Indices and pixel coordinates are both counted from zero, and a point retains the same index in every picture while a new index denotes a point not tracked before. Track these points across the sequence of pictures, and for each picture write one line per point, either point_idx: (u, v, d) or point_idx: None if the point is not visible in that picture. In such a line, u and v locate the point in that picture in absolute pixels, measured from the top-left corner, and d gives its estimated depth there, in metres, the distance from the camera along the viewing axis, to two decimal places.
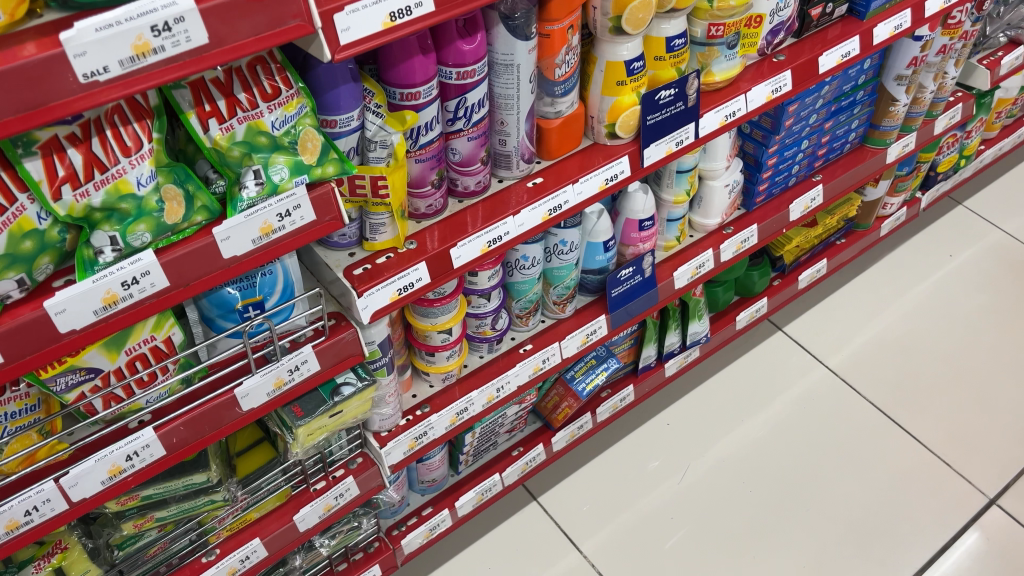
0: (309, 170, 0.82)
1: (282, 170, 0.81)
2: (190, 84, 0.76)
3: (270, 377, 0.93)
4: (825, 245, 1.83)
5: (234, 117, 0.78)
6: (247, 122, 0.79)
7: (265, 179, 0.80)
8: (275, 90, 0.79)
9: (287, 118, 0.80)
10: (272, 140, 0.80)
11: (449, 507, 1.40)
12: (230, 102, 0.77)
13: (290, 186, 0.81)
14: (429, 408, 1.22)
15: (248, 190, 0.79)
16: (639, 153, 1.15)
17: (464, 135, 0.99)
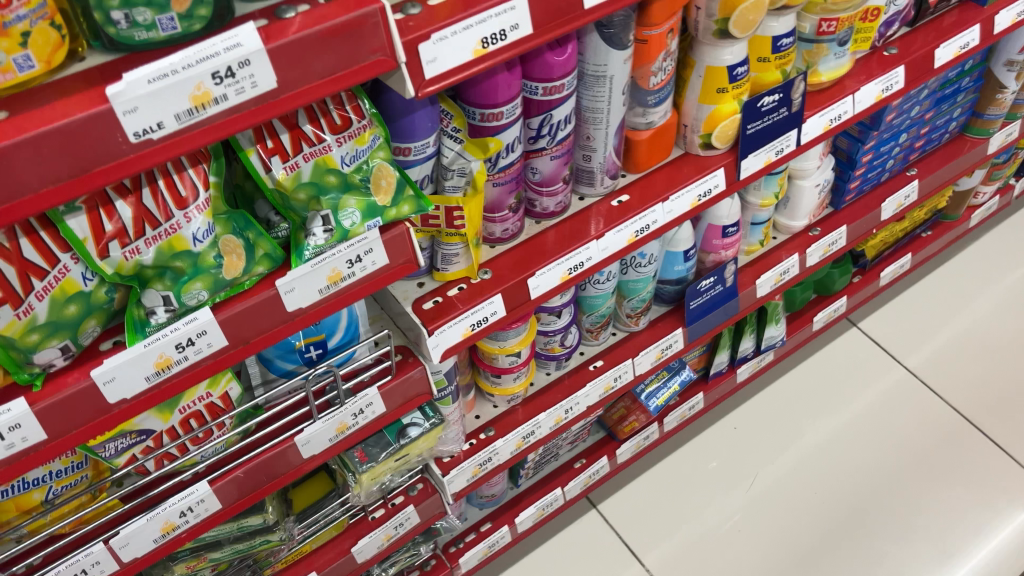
0: (383, 211, 0.73)
1: (354, 214, 0.71)
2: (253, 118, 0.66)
3: (333, 423, 0.85)
4: (911, 239, 1.71)
5: (299, 153, 0.68)
6: (314, 159, 0.69)
7: (335, 225, 0.70)
8: (345, 120, 0.70)
9: (359, 152, 0.71)
10: (342, 179, 0.71)
11: (508, 522, 1.33)
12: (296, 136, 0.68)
13: (362, 231, 0.72)
14: (494, 431, 1.14)
15: (317, 238, 0.70)
16: (735, 164, 1.03)
17: (547, 154, 0.89)
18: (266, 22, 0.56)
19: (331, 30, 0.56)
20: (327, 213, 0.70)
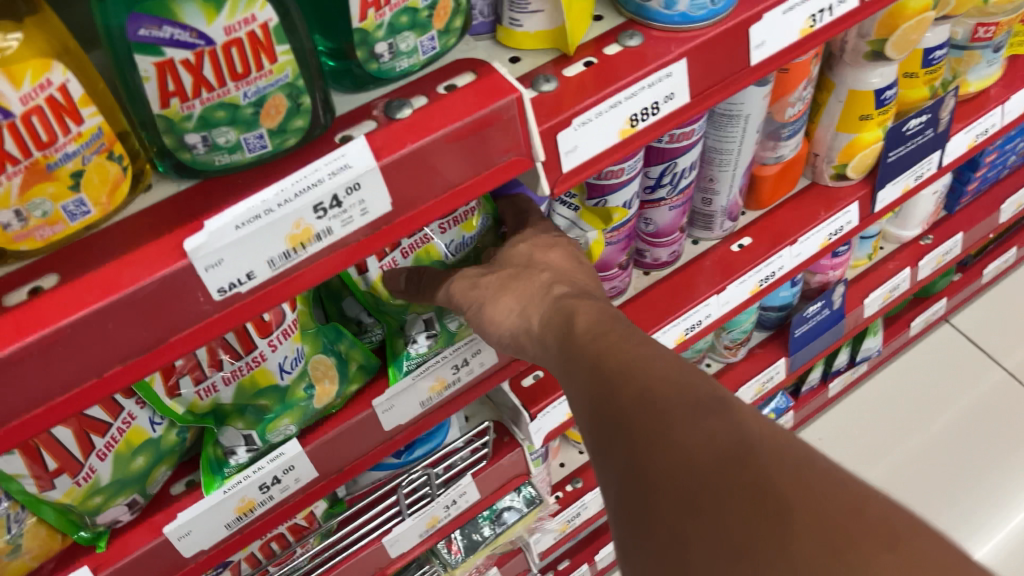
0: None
1: (460, 314, 0.60)
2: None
3: (424, 518, 0.75)
4: (1015, 230, 1.55)
5: (395, 249, 0.57)
6: (413, 253, 0.58)
7: (438, 330, 0.60)
8: None
9: (465, 238, 0.59)
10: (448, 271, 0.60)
11: (587, 560, 1.23)
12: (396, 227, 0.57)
13: (470, 332, 0.61)
14: (582, 483, 1.03)
15: (417, 346, 0.59)
16: (869, 196, 0.89)
17: (665, 204, 0.76)
18: (377, 126, 0.43)
19: (458, 133, 0.44)
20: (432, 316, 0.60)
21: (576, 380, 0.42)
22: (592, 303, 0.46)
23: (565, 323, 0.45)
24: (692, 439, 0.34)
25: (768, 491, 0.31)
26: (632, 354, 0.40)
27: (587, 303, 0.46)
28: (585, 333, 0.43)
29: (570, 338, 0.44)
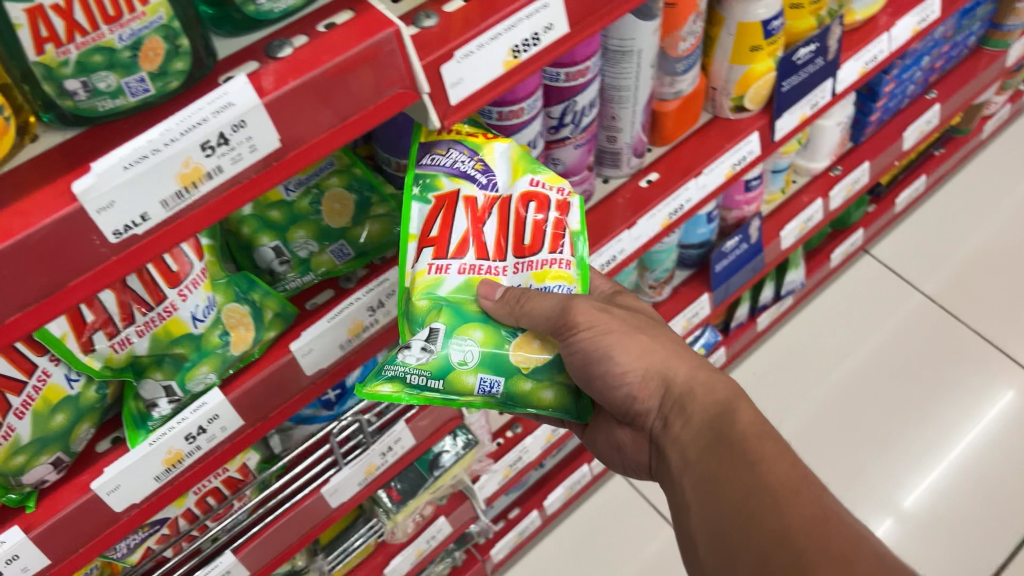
0: (513, 376, 0.59)
1: (470, 347, 0.58)
2: (438, 199, 0.60)
3: (361, 466, 0.77)
4: (924, 159, 1.62)
5: (458, 259, 0.60)
6: (467, 275, 0.60)
7: (437, 349, 0.58)
8: (532, 245, 0.60)
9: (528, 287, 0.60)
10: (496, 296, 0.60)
11: (537, 506, 1.27)
12: (472, 246, 0.60)
13: (468, 380, 0.58)
14: (522, 428, 1.06)
15: (408, 355, 0.58)
16: (769, 126, 0.93)
17: (570, 143, 0.78)
18: (259, 66, 0.45)
19: (340, 67, 0.45)
20: (443, 329, 0.58)
21: (736, 458, 0.54)
22: (746, 401, 0.59)
23: (725, 416, 0.58)
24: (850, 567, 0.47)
25: None
26: (785, 474, 0.52)
27: (742, 401, 0.59)
28: (748, 426, 0.56)
29: (732, 427, 0.57)
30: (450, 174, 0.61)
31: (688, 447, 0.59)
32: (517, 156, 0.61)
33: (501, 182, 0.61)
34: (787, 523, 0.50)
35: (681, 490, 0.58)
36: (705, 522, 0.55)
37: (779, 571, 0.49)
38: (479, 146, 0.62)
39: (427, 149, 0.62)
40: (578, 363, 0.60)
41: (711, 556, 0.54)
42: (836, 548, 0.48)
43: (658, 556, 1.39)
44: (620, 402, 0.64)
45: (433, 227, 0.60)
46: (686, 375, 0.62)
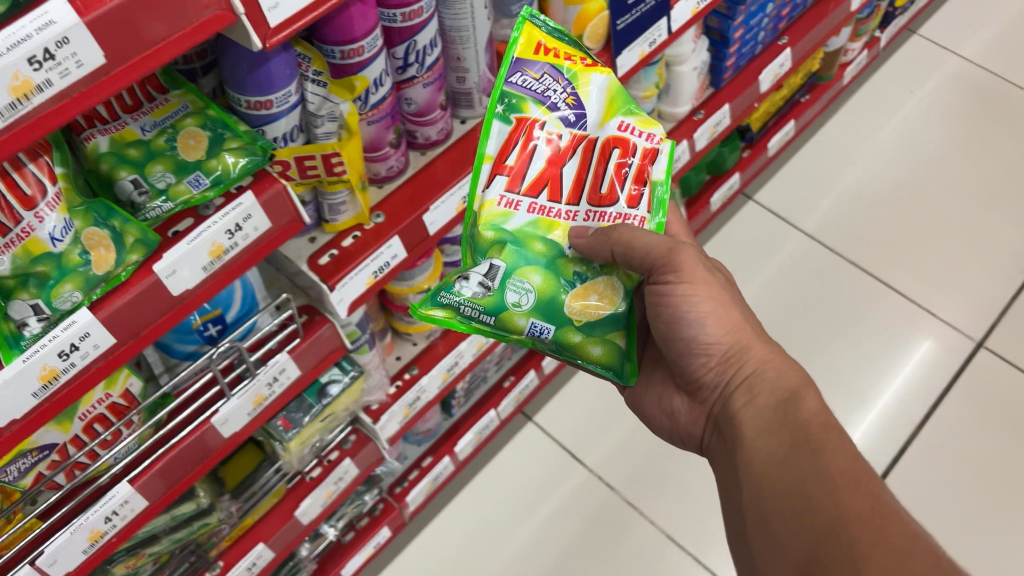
0: (565, 327, 0.75)
1: (525, 292, 0.74)
2: (518, 121, 0.72)
3: (248, 396, 0.82)
4: (791, 105, 1.73)
5: (539, 198, 0.74)
6: (536, 216, 0.74)
7: (494, 287, 0.73)
8: (609, 193, 0.75)
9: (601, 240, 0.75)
10: (558, 244, 0.75)
11: (449, 453, 1.33)
12: (547, 186, 0.74)
13: (519, 320, 0.74)
14: (418, 369, 1.12)
15: (466, 287, 0.74)
16: (611, 63, 1.01)
17: (418, 82, 0.85)
18: None
19: None
20: (502, 268, 0.73)
21: (800, 440, 0.65)
22: (813, 393, 0.70)
23: (791, 401, 0.70)
24: (874, 540, 0.56)
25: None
26: (843, 462, 0.62)
27: (808, 392, 0.70)
28: (812, 415, 0.67)
29: (799, 414, 0.68)
30: (540, 102, 0.72)
31: (751, 419, 0.71)
32: (611, 91, 0.75)
33: (590, 123, 0.74)
34: (841, 509, 0.59)
35: (742, 447, 0.70)
36: (765, 477, 0.65)
37: (822, 538, 0.59)
38: (573, 77, 0.74)
39: (519, 68, 0.72)
40: (664, 312, 0.75)
41: (765, 512, 0.64)
42: (884, 529, 0.57)
43: (572, 493, 1.49)
44: (697, 363, 0.77)
45: (511, 155, 0.72)
46: (762, 358, 0.74)
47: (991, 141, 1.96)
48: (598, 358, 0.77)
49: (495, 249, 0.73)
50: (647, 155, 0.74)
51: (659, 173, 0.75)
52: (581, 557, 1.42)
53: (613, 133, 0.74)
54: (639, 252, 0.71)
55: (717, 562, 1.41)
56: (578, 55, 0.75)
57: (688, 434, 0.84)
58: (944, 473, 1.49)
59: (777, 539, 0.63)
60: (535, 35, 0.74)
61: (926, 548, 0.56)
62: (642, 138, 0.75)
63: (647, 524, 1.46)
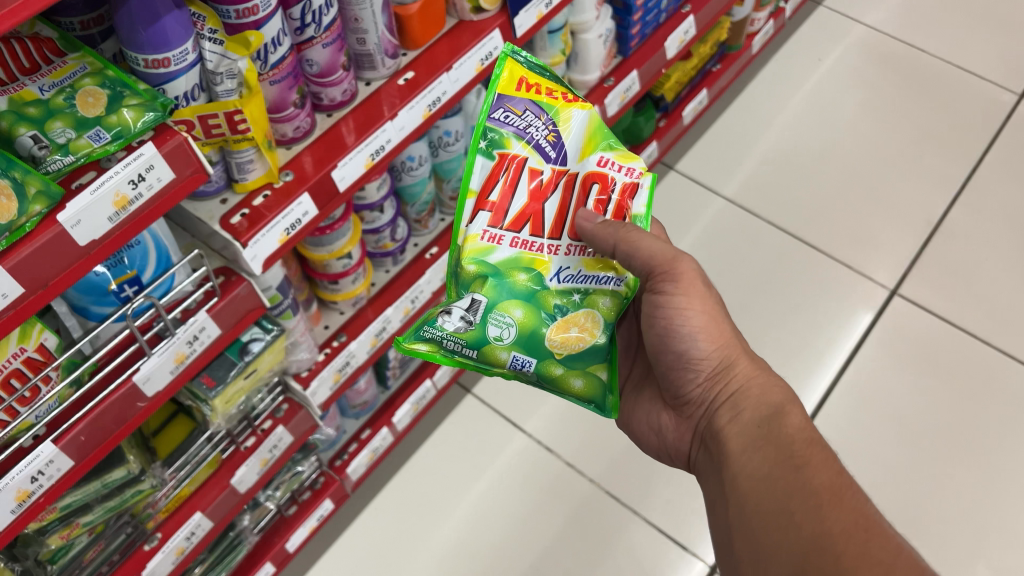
0: (548, 360, 0.79)
1: (507, 327, 0.78)
2: (500, 158, 0.76)
3: (169, 355, 0.84)
4: (703, 75, 1.79)
5: (520, 232, 0.78)
6: (518, 249, 0.78)
7: (475, 322, 0.77)
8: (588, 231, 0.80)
9: (579, 272, 0.80)
10: (536, 278, 0.79)
11: (388, 424, 1.36)
12: (529, 220, 0.78)
13: (502, 354, 0.78)
14: (346, 336, 1.15)
15: (449, 321, 0.77)
16: (509, 24, 1.06)
17: (318, 42, 0.88)
18: None
19: None
20: (483, 303, 0.77)
21: (786, 455, 0.72)
22: (795, 409, 0.77)
23: (776, 415, 0.76)
24: (857, 551, 0.64)
25: None
26: (827, 476, 0.69)
27: (791, 407, 0.77)
28: (796, 430, 0.74)
29: (783, 429, 0.75)
30: (522, 138, 0.77)
31: (737, 433, 0.78)
32: (590, 126, 0.79)
33: (571, 159, 0.79)
34: (827, 524, 0.66)
35: (728, 460, 0.77)
36: (753, 491, 0.72)
37: (809, 553, 0.65)
38: (554, 113, 0.78)
39: (501, 106, 0.77)
40: (660, 323, 0.83)
41: (749, 523, 0.71)
42: (867, 543, 0.64)
43: (514, 458, 1.53)
44: (687, 376, 0.84)
45: (493, 192, 0.77)
46: (748, 373, 0.81)
47: (902, 100, 2.06)
48: (580, 390, 0.81)
49: (477, 284, 0.78)
50: (628, 191, 0.80)
51: (641, 207, 0.81)
52: (526, 518, 1.46)
53: (593, 169, 0.79)
54: (645, 255, 0.77)
55: (659, 515, 1.47)
56: (559, 91, 0.79)
57: (670, 447, 0.90)
58: (866, 412, 1.59)
59: (762, 551, 0.69)
60: (518, 72, 0.79)
61: (906, 562, 0.63)
62: (623, 174, 0.80)
63: (588, 482, 1.50)
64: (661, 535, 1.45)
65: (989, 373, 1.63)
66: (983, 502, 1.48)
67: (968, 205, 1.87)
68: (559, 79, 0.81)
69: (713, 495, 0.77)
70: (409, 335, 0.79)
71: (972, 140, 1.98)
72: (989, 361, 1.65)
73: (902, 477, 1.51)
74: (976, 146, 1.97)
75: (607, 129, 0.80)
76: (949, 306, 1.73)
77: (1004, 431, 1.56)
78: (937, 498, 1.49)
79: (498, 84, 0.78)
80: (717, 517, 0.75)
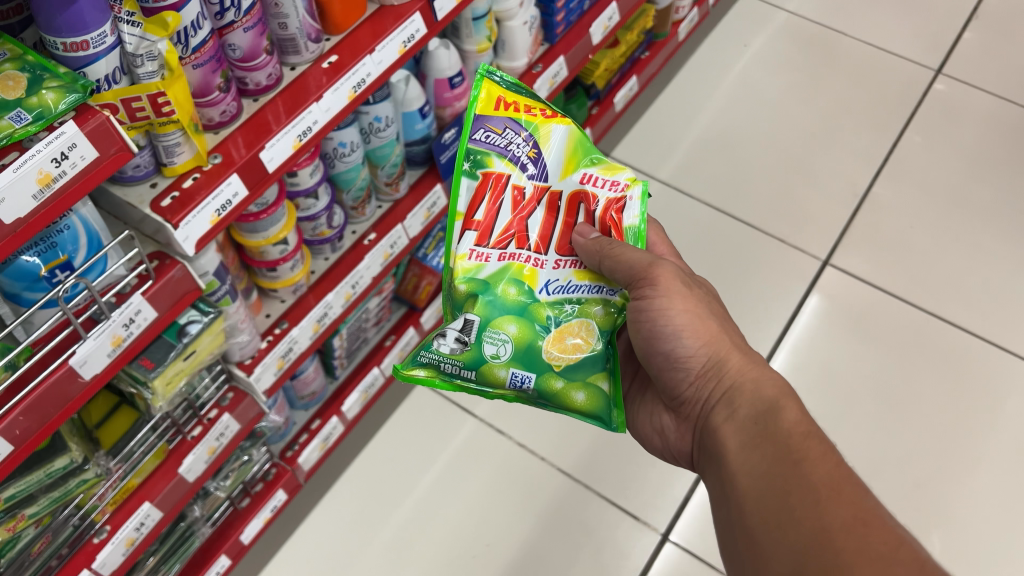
0: (546, 374, 0.85)
1: (502, 345, 0.84)
2: (484, 176, 0.86)
3: (106, 338, 0.85)
4: (632, 63, 1.85)
5: (509, 247, 0.87)
6: (506, 263, 0.87)
7: (470, 342, 0.85)
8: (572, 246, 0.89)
9: (566, 284, 0.88)
10: (528, 292, 0.86)
11: (337, 414, 1.38)
12: (515, 237, 0.87)
13: (500, 371, 0.84)
14: (288, 322, 1.16)
15: (444, 344, 0.85)
16: (429, 7, 1.10)
17: (239, 27, 0.90)
18: None
19: None
20: (477, 322, 0.85)
21: (783, 451, 0.73)
22: (791, 402, 0.78)
23: (772, 412, 0.78)
24: (854, 548, 0.65)
25: None
26: (823, 473, 0.70)
27: (787, 401, 0.78)
28: (792, 424, 0.75)
29: (778, 424, 0.76)
30: (503, 155, 0.87)
31: (734, 432, 0.80)
32: (571, 142, 0.89)
33: (553, 176, 0.88)
34: (826, 519, 0.67)
35: (727, 459, 0.78)
36: (752, 489, 0.73)
37: (809, 548, 0.67)
38: (534, 129, 0.88)
39: (483, 127, 0.87)
40: (645, 327, 0.85)
41: (750, 527, 0.72)
42: (867, 537, 0.65)
43: (464, 443, 1.65)
44: (679, 376, 0.87)
45: (479, 210, 0.87)
46: (740, 368, 0.83)
47: (820, 81, 2.22)
48: (583, 403, 0.86)
49: (470, 305, 0.85)
50: (612, 205, 0.89)
51: (633, 218, 0.90)
52: (489, 499, 1.59)
53: (576, 185, 0.89)
54: (623, 264, 0.83)
55: (609, 489, 1.59)
56: (537, 109, 0.89)
57: (676, 449, 0.93)
58: (802, 371, 1.72)
59: (763, 548, 0.70)
60: (496, 93, 0.89)
61: (908, 553, 0.64)
62: (605, 189, 0.89)
63: (539, 461, 1.63)
64: (612, 506, 1.57)
65: (914, 332, 1.78)
66: (912, 452, 1.62)
67: (892, 176, 2.02)
68: (539, 98, 0.91)
69: (714, 495, 0.78)
70: (410, 361, 0.87)
71: (888, 117, 2.14)
72: (913, 321, 1.79)
73: (839, 430, 1.65)
74: (893, 123, 2.13)
75: (586, 146, 0.90)
76: (874, 272, 1.87)
77: (927, 383, 1.71)
78: (873, 448, 1.63)
79: (478, 106, 0.88)
80: (718, 517, 0.77)
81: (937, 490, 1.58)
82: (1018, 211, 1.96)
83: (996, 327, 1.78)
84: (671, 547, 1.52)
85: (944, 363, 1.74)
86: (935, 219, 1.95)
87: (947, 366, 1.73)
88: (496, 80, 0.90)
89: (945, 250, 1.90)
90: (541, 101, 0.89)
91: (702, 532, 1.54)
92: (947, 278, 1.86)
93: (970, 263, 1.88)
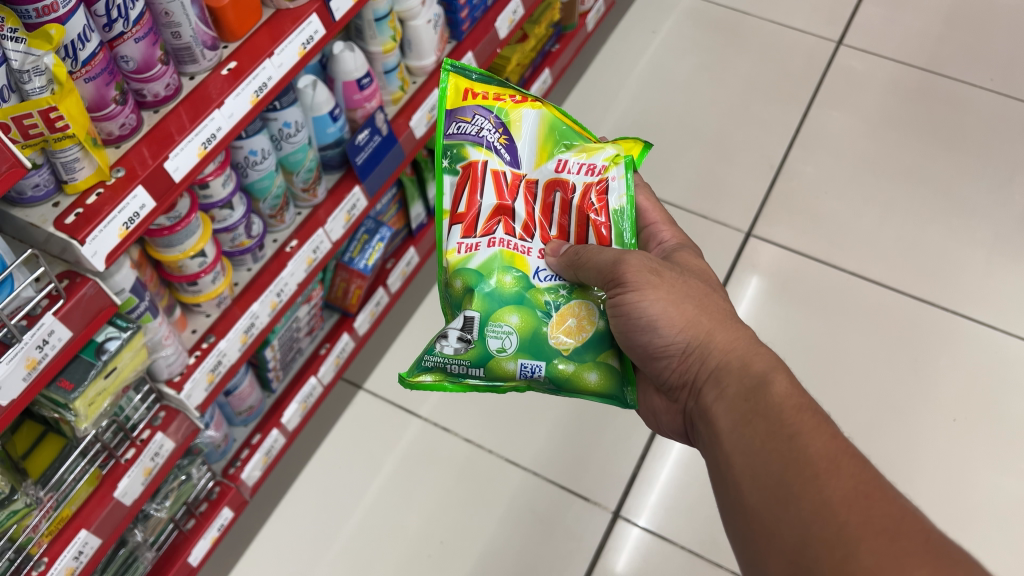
0: (551, 361, 0.86)
1: (505, 337, 0.85)
2: (464, 168, 0.90)
3: (19, 362, 0.82)
4: (544, 56, 1.89)
5: (494, 231, 0.90)
6: (495, 248, 0.89)
7: (474, 339, 0.85)
8: (560, 230, 0.93)
9: (551, 270, 0.90)
10: (522, 280, 0.88)
11: (276, 426, 1.38)
12: (502, 222, 0.90)
13: (509, 364, 0.86)
14: (215, 336, 1.16)
15: (448, 345, 0.86)
16: (326, 8, 1.12)
17: (129, 37, 0.89)
18: None
19: None
20: (477, 318, 0.86)
21: (775, 425, 0.71)
22: (781, 375, 0.76)
23: (763, 386, 0.75)
24: (858, 524, 0.62)
25: (893, 563, 0.59)
26: (823, 447, 0.68)
27: (777, 374, 0.76)
28: (782, 398, 0.73)
29: (769, 399, 0.74)
30: (477, 143, 0.91)
31: (725, 411, 0.77)
32: (545, 118, 0.93)
33: (527, 164, 0.92)
34: (825, 492, 0.65)
35: (719, 440, 0.76)
36: (746, 468, 0.71)
37: (812, 525, 0.64)
38: (503, 115, 0.92)
39: (454, 119, 0.91)
40: (621, 321, 0.84)
41: (750, 505, 0.70)
42: (870, 509, 0.62)
43: (412, 443, 1.65)
44: (662, 364, 0.84)
45: (462, 203, 0.90)
46: (725, 348, 0.81)
47: (731, 60, 2.28)
48: (595, 384, 0.87)
49: (468, 301, 0.87)
50: (592, 187, 0.92)
51: (620, 199, 0.93)
52: (440, 497, 1.59)
53: (551, 172, 0.92)
54: (592, 269, 0.85)
55: (558, 473, 1.61)
56: (507, 95, 0.93)
57: (672, 428, 0.91)
58: None
59: (764, 527, 0.68)
60: (464, 84, 0.93)
61: (913, 523, 0.61)
62: (582, 174, 0.92)
63: (487, 453, 1.64)
64: (563, 491, 1.59)
65: (839, 293, 1.83)
66: (850, 410, 1.68)
67: (805, 146, 2.09)
68: (507, 83, 0.94)
69: (711, 477, 0.76)
70: (415, 368, 0.88)
71: (799, 90, 2.21)
72: (836, 282, 1.85)
73: None
74: (802, 95, 2.20)
75: (558, 130, 0.93)
76: (796, 239, 1.92)
77: (856, 340, 1.77)
78: None
79: (446, 99, 0.92)
80: (717, 499, 0.75)
81: (872, 443, 1.63)
82: (925, 169, 2.04)
83: (915, 281, 1.85)
84: (639, 532, 1.54)
85: (870, 319, 1.80)
86: (848, 183, 2.02)
87: (873, 323, 1.79)
88: (464, 73, 0.94)
89: (860, 212, 1.97)
90: (510, 87, 0.93)
91: (654, 507, 1.57)
92: (864, 238, 1.92)
93: (885, 222, 1.95)
